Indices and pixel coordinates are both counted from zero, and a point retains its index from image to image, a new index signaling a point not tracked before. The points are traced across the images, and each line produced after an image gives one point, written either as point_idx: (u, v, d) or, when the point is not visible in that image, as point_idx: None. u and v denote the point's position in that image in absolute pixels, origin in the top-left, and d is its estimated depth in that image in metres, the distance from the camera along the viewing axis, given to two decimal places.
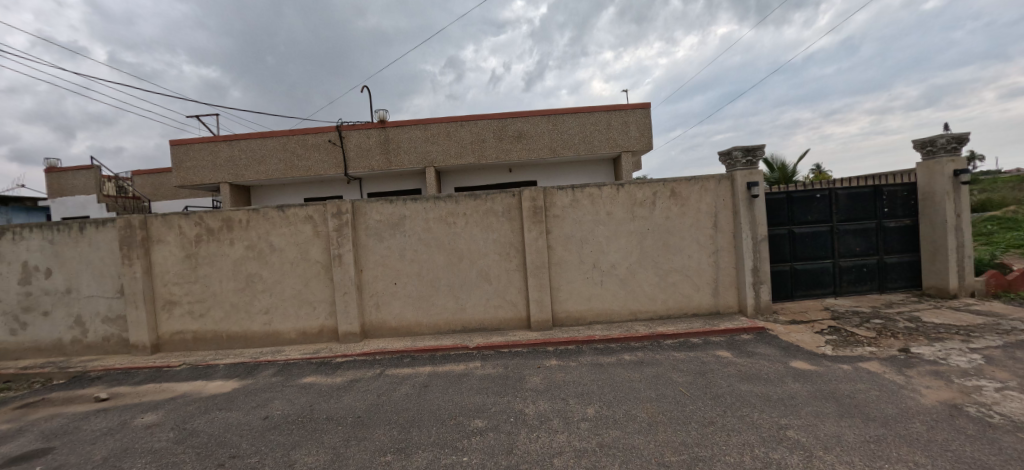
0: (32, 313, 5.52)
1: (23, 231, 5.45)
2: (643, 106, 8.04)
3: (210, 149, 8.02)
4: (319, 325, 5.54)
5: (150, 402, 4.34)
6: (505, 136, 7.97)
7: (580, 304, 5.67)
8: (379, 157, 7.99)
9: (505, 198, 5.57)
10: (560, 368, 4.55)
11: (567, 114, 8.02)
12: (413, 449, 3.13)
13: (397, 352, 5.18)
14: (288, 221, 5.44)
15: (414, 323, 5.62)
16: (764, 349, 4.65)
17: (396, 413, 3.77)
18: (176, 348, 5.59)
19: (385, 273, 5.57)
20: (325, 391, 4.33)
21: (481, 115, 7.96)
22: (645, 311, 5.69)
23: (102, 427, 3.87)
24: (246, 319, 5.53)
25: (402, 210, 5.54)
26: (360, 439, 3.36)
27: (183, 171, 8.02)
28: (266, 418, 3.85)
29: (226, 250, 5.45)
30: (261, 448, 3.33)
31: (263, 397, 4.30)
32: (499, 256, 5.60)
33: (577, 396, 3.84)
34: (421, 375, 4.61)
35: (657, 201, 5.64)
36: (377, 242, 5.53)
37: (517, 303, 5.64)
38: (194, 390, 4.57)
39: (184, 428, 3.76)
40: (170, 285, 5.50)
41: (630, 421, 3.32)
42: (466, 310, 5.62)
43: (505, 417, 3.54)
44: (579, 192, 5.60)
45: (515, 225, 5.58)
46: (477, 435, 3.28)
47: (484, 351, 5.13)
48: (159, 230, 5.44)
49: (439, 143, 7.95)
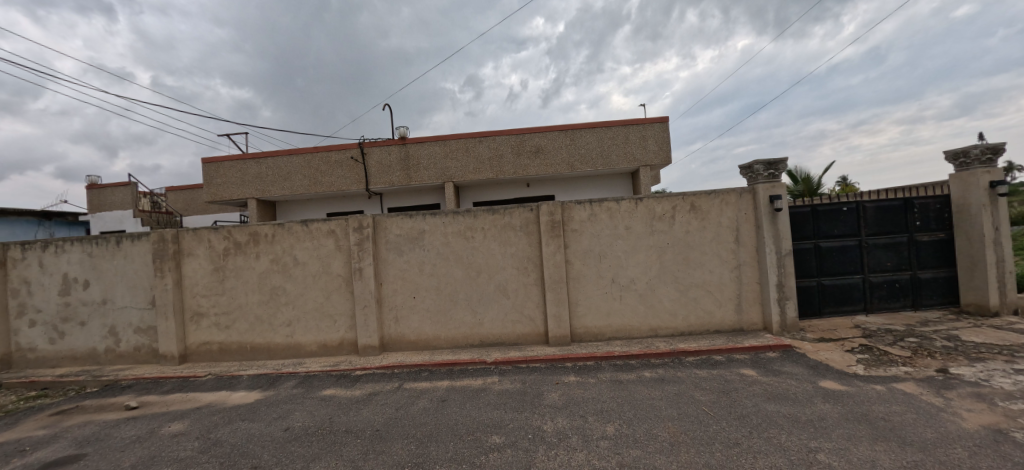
0: (70, 323, 5.76)
1: (64, 244, 5.73)
2: (662, 119, 8.00)
3: (238, 166, 8.31)
4: (339, 338, 5.61)
5: (177, 411, 4.47)
6: (523, 152, 8.03)
7: (599, 320, 5.61)
8: (399, 173, 8.15)
9: (523, 213, 5.60)
10: (579, 385, 4.49)
11: (584, 129, 8.04)
12: (431, 464, 3.13)
13: (415, 366, 5.21)
14: (311, 235, 5.57)
15: (432, 337, 5.65)
16: (791, 367, 4.49)
17: (414, 428, 3.77)
18: (202, 359, 5.72)
19: (404, 286, 5.63)
20: (345, 404, 4.38)
21: (500, 131, 8.06)
22: (665, 327, 5.59)
23: (132, 435, 3.99)
24: (270, 331, 5.65)
25: (422, 224, 5.62)
26: (379, 453, 3.37)
27: (213, 187, 8.34)
28: (287, 430, 3.91)
29: (252, 264, 5.60)
30: (283, 459, 3.38)
31: (285, 408, 4.38)
32: (517, 270, 5.61)
33: (596, 413, 3.78)
34: (439, 389, 4.62)
35: (677, 215, 5.58)
36: (397, 255, 5.61)
37: (535, 318, 5.63)
38: (219, 400, 4.68)
39: (209, 438, 3.85)
40: (198, 297, 5.67)
41: (651, 441, 3.24)
42: (484, 325, 5.63)
43: (523, 433, 3.51)
44: (597, 206, 5.58)
45: (533, 239, 5.60)
46: (494, 452, 3.25)
47: (502, 366, 5.12)
48: (190, 244, 5.63)
49: (459, 158, 8.06)
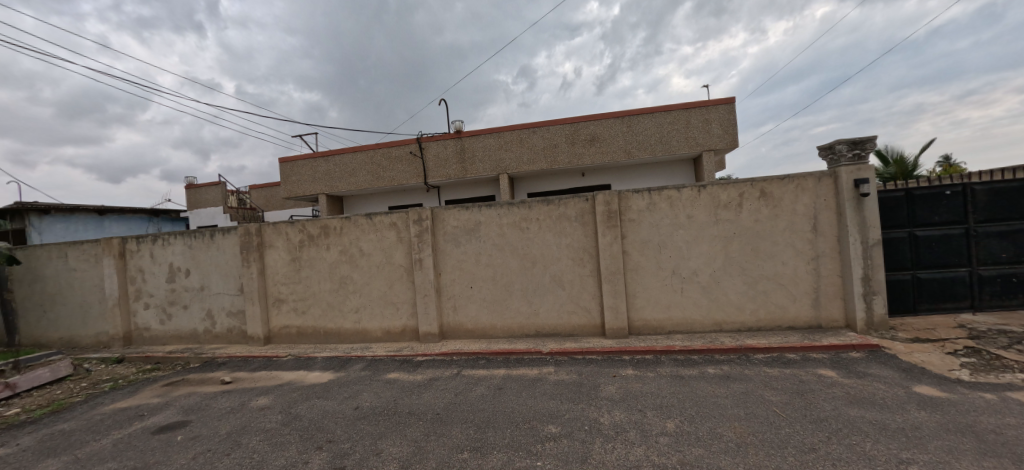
0: (176, 306, 6.58)
1: (169, 237, 6.53)
2: (728, 100, 7.48)
3: (310, 164, 8.97)
4: (402, 325, 5.92)
5: (263, 387, 4.97)
6: (578, 141, 7.90)
7: (658, 313, 5.43)
8: (456, 166, 8.36)
9: (578, 203, 5.52)
10: (637, 378, 4.38)
11: (642, 115, 7.74)
12: (489, 449, 3.22)
13: (473, 354, 5.37)
14: (375, 228, 5.89)
15: (489, 326, 5.78)
16: (878, 369, 4.06)
17: (472, 413, 3.89)
18: (283, 341, 6.30)
19: (461, 276, 5.80)
20: (408, 388, 4.62)
21: (554, 120, 7.98)
22: (731, 322, 5.28)
23: (227, 406, 4.51)
24: (340, 317, 6.08)
25: (478, 216, 5.73)
26: (439, 435, 3.52)
27: (289, 184, 9.07)
28: (357, 408, 4.20)
29: (323, 254, 6.04)
30: (353, 436, 3.64)
31: (354, 389, 4.71)
32: (572, 261, 5.56)
33: (655, 408, 3.67)
34: (496, 377, 4.72)
35: (745, 203, 5.21)
36: (455, 246, 5.78)
37: (591, 310, 5.56)
38: (298, 378, 5.14)
39: (290, 412, 4.24)
40: (278, 285, 6.23)
41: (715, 440, 3.08)
42: (539, 315, 5.66)
43: (579, 424, 3.50)
44: (656, 194, 5.36)
45: (589, 229, 5.50)
46: (550, 441, 3.27)
47: (558, 357, 5.13)
48: (271, 236, 6.18)
49: (513, 150, 8.11)
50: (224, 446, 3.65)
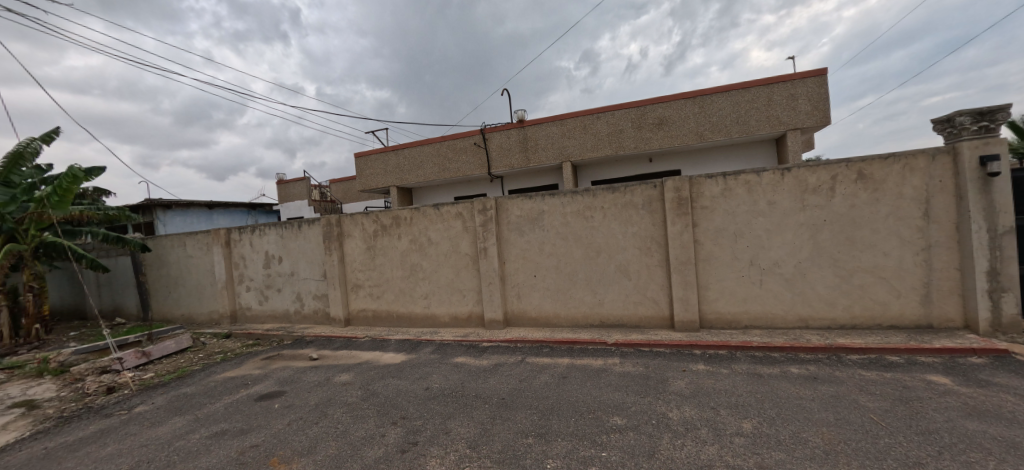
0: (271, 289, 7.39)
1: (264, 228, 7.31)
2: (818, 72, 6.72)
3: (382, 158, 9.53)
4: (468, 311, 6.14)
5: (345, 364, 5.44)
6: (644, 125, 7.58)
7: (733, 306, 5.09)
8: (518, 156, 8.42)
9: (645, 190, 5.31)
10: (709, 374, 4.16)
11: (716, 94, 7.22)
12: (553, 437, 3.25)
13: (536, 342, 5.44)
14: (442, 218, 6.13)
15: (553, 315, 5.81)
16: (1008, 379, 3.47)
17: (537, 400, 3.94)
18: (361, 323, 6.82)
19: (525, 265, 5.87)
20: (475, 372, 4.80)
21: (619, 105, 7.72)
22: (820, 318, 4.81)
23: (315, 380, 5.00)
24: (411, 302, 6.44)
25: (541, 205, 5.74)
26: (505, 419, 3.62)
27: (365, 177, 9.73)
28: (428, 389, 4.45)
29: (395, 243, 6.42)
30: (425, 414, 3.87)
31: (424, 370, 4.99)
32: (639, 251, 5.38)
33: (730, 407, 3.46)
34: (560, 366, 4.74)
35: (838, 187, 4.67)
36: (518, 235, 5.85)
37: (658, 301, 5.36)
38: (374, 358, 5.56)
39: (369, 389, 4.60)
40: (356, 272, 6.73)
41: (798, 445, 2.84)
42: (604, 305, 5.57)
43: (647, 418, 3.41)
44: (732, 179, 4.99)
45: (657, 218, 5.28)
46: (616, 433, 3.22)
47: (624, 349, 5.02)
48: (349, 227, 6.69)
49: (576, 137, 7.98)
50: (314, 416, 4.07)
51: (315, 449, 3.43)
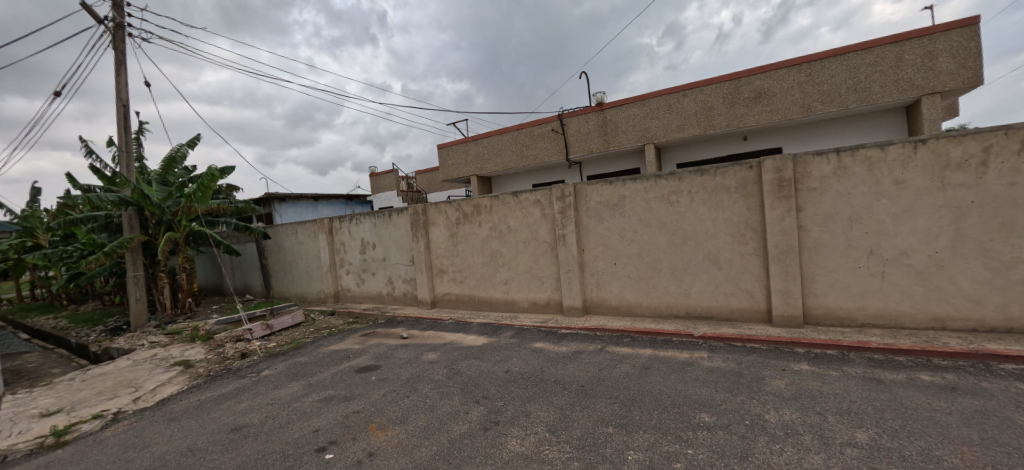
0: (367, 273, 8.12)
1: (360, 217, 8.04)
2: (971, 20, 5.52)
3: (462, 149, 9.91)
4: (546, 298, 6.19)
5: (431, 344, 5.82)
6: (738, 100, 6.90)
7: (848, 301, 4.47)
8: (598, 140, 8.20)
9: (739, 172, 4.84)
10: (815, 376, 3.71)
11: (829, 58, 6.31)
12: (635, 428, 3.15)
13: (617, 331, 5.31)
14: (521, 205, 6.20)
15: (634, 304, 5.62)
16: None
17: (617, 390, 3.85)
18: (446, 305, 7.23)
19: (605, 253, 5.73)
20: (554, 358, 4.83)
21: (709, 79, 7.11)
22: (966, 319, 4.02)
23: (406, 357, 5.42)
24: (492, 288, 6.66)
25: (622, 190, 5.53)
26: (584, 406, 3.60)
27: (447, 167, 10.22)
28: (508, 372, 4.58)
29: (476, 231, 6.66)
30: (506, 395, 3.99)
31: (505, 353, 5.14)
32: (731, 238, 4.96)
33: (841, 413, 3.06)
34: (641, 357, 4.57)
35: (994, 159, 3.81)
36: (598, 222, 5.72)
37: (754, 293, 4.90)
38: (458, 339, 5.86)
39: (453, 368, 4.87)
40: (441, 257, 7.12)
41: (930, 464, 2.42)
42: (690, 295, 5.25)
43: (739, 417, 3.15)
44: (848, 156, 4.33)
45: (753, 202, 4.80)
46: (704, 430, 3.02)
47: (712, 342, 4.69)
48: (433, 215, 7.08)
49: (660, 117, 7.53)
50: (405, 389, 4.42)
51: (407, 420, 3.73)
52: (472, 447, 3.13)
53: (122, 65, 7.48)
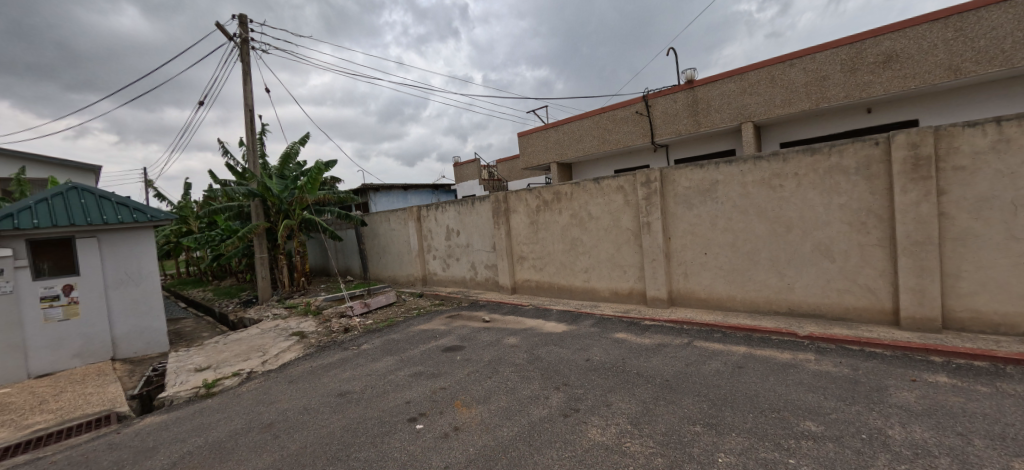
0: (452, 258, 8.55)
1: (445, 205, 8.47)
2: None
3: (542, 136, 9.95)
4: (629, 287, 5.99)
5: (512, 328, 5.96)
6: (862, 66, 5.96)
7: (1009, 304, 3.66)
8: (687, 120, 7.68)
9: (862, 150, 4.18)
10: (957, 390, 3.10)
11: (992, 6, 5.14)
12: (727, 430, 2.91)
13: (706, 325, 4.96)
14: (603, 192, 6.04)
15: (726, 297, 5.20)
16: None
17: (706, 387, 3.60)
18: (526, 291, 7.35)
19: (694, 241, 5.37)
20: (636, 349, 4.66)
21: (824, 45, 6.24)
22: None
23: (488, 340, 5.62)
24: (572, 275, 6.62)
25: (715, 174, 5.11)
26: (669, 402, 3.42)
27: (527, 155, 10.35)
28: (588, 360, 4.52)
29: (556, 218, 6.64)
30: (586, 384, 3.94)
31: (585, 342, 5.08)
32: (849, 227, 4.32)
33: (991, 438, 2.52)
34: (734, 354, 4.21)
35: None
36: (686, 209, 5.36)
37: (877, 290, 4.24)
38: (538, 325, 5.93)
39: (534, 353, 4.93)
40: (521, 244, 7.23)
41: None
42: (795, 290, 4.70)
43: (853, 430, 2.75)
44: (1015, 125, 3.49)
45: (879, 184, 4.12)
46: (809, 440, 2.69)
47: (820, 344, 4.16)
48: (514, 203, 7.20)
49: (761, 92, 6.82)
50: (487, 371, 4.58)
51: (489, 400, 3.87)
52: (553, 431, 3.15)
53: (248, 75, 8.63)
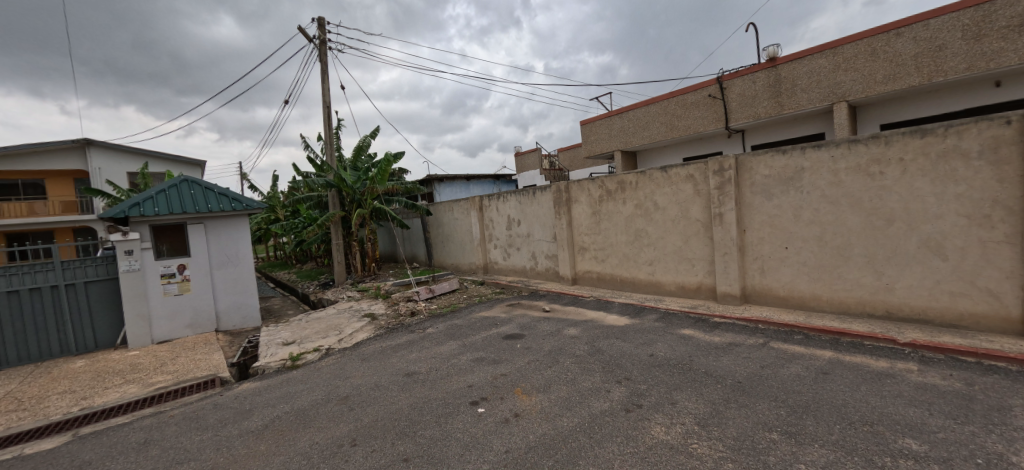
0: (513, 248, 8.66)
1: (506, 195, 8.57)
2: None
3: (606, 124, 9.70)
4: (697, 282, 5.68)
5: (572, 319, 5.92)
6: (994, 30, 5.04)
7: None
8: (768, 102, 7.08)
9: (990, 130, 3.55)
10: None
11: None
12: (808, 440, 2.67)
13: (785, 326, 4.57)
14: (670, 181, 5.74)
15: (810, 297, 4.74)
16: None
17: (785, 393, 3.32)
18: (587, 283, 7.26)
19: (773, 235, 4.95)
20: (705, 347, 4.42)
21: (943, 9, 5.37)
22: None
23: (548, 330, 5.64)
24: (635, 268, 6.41)
25: (801, 161, 4.64)
26: (741, 405, 3.21)
27: (590, 144, 10.17)
28: (653, 356, 4.36)
29: (620, 209, 6.44)
30: (650, 380, 3.81)
31: (648, 336, 4.91)
32: (968, 220, 3.73)
33: None
34: (818, 358, 3.84)
35: None
36: (765, 199, 4.95)
37: (1003, 294, 3.62)
38: (599, 317, 5.84)
39: (595, 345, 4.86)
40: (583, 235, 7.13)
41: None
42: (895, 291, 4.17)
43: (966, 453, 2.39)
44: None
45: (1011, 170, 3.49)
46: (908, 459, 2.39)
47: (925, 353, 3.65)
48: (576, 193, 7.09)
49: (859, 68, 6.06)
50: (547, 360, 4.59)
51: (549, 389, 3.88)
52: (614, 426, 3.09)
53: (325, 74, 9.28)
